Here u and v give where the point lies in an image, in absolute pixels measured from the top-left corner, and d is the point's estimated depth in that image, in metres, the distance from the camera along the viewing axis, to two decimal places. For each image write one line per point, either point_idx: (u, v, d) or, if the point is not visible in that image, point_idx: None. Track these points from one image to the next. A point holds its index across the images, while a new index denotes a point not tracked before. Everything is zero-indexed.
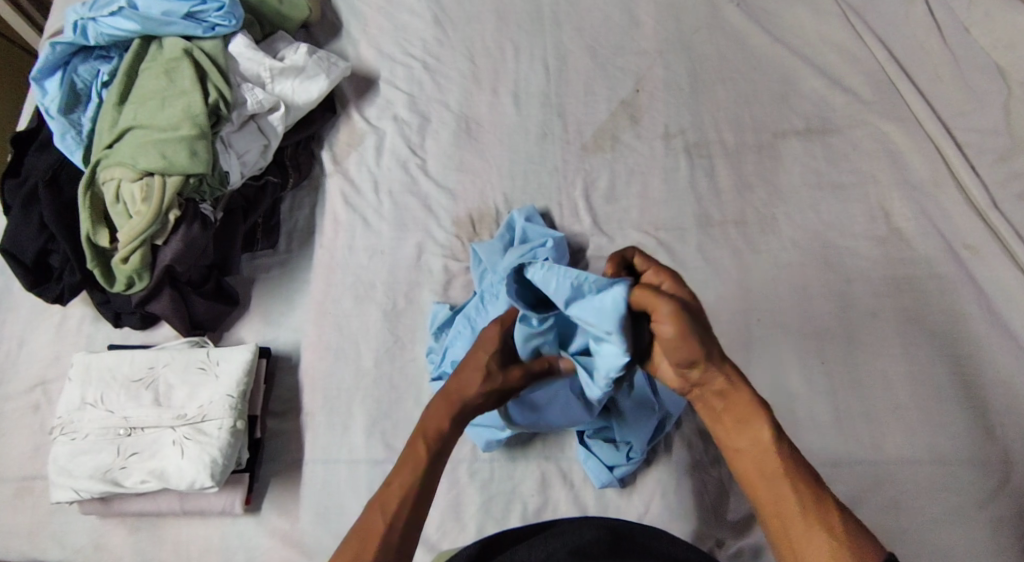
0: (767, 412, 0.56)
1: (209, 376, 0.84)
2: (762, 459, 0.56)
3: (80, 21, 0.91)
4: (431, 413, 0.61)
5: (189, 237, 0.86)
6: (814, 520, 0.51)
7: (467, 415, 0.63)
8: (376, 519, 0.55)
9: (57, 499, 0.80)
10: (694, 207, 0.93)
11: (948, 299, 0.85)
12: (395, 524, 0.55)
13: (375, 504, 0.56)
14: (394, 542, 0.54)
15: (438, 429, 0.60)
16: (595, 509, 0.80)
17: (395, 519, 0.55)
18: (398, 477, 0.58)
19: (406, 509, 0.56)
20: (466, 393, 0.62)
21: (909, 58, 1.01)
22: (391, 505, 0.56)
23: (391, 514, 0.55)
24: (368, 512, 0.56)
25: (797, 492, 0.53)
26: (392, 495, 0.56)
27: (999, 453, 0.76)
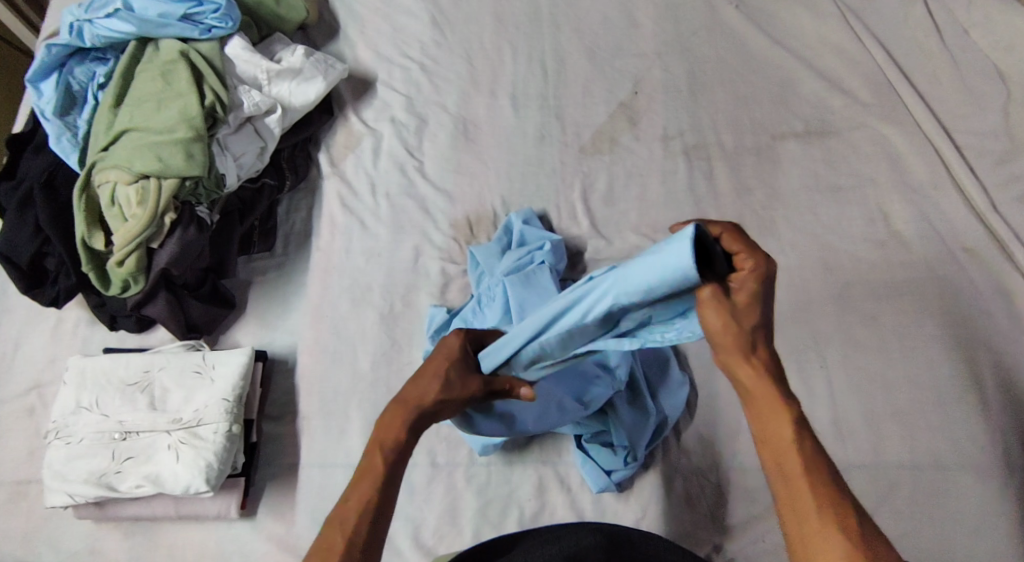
0: (795, 406, 0.53)
1: (204, 379, 0.84)
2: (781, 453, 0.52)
3: (76, 23, 0.91)
4: (385, 424, 0.58)
5: (185, 240, 0.85)
6: (832, 524, 0.48)
7: (424, 423, 0.59)
8: (334, 538, 0.52)
9: (51, 503, 0.79)
10: (692, 209, 0.93)
11: (947, 303, 0.84)
12: (351, 547, 0.52)
13: (332, 524, 0.53)
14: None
15: (394, 439, 0.57)
16: (592, 514, 0.79)
17: (353, 539, 0.52)
18: (355, 495, 0.55)
19: (364, 526, 0.53)
20: (424, 398, 0.58)
21: (908, 60, 1.01)
22: (348, 523, 0.53)
23: (349, 531, 0.52)
24: (325, 534, 0.53)
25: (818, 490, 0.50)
26: (349, 514, 0.54)
27: (999, 457, 0.76)
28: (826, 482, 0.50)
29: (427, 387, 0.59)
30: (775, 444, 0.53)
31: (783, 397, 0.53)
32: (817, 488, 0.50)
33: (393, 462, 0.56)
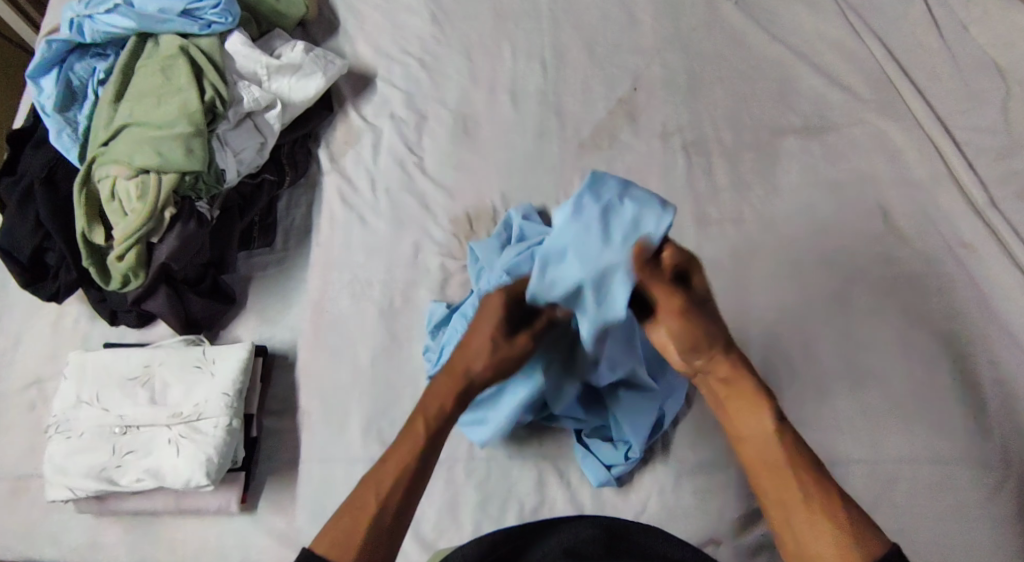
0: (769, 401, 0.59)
1: (204, 374, 0.84)
2: (762, 445, 0.58)
3: (75, 18, 0.91)
4: (433, 390, 0.62)
5: (185, 235, 0.85)
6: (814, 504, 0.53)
7: (470, 390, 0.64)
8: (369, 497, 0.55)
9: (52, 497, 0.80)
10: (691, 205, 0.93)
11: (945, 299, 0.84)
12: (385, 508, 0.55)
13: (367, 482, 0.57)
14: (384, 525, 0.54)
15: (437, 408, 0.61)
16: (592, 508, 0.79)
17: (388, 504, 0.55)
18: (393, 459, 0.58)
19: (398, 493, 0.56)
20: (469, 365, 0.63)
21: (907, 56, 1.01)
22: (384, 487, 0.56)
23: (381, 500, 0.55)
24: (358, 494, 0.56)
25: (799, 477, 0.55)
26: (386, 476, 0.57)
27: (997, 451, 0.76)
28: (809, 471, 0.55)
29: (473, 360, 0.63)
30: (756, 439, 0.58)
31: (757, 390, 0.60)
32: (798, 475, 0.55)
33: (436, 432, 0.60)
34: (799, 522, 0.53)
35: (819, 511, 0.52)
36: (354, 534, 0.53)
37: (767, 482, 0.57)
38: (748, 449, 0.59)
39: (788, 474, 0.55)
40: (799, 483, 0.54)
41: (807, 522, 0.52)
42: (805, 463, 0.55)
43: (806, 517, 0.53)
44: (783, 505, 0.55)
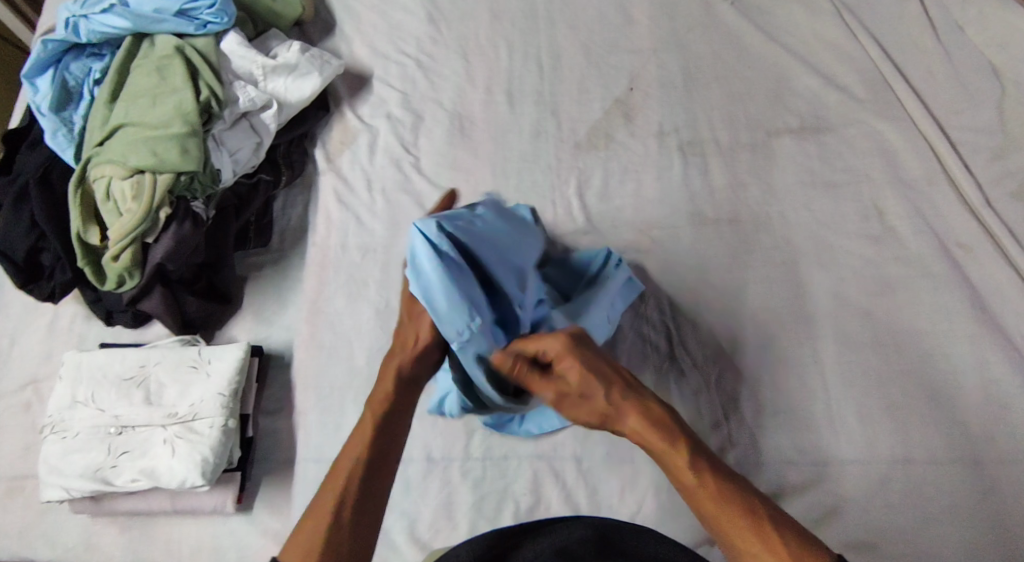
0: (679, 444, 0.58)
1: (199, 374, 0.84)
2: (689, 489, 0.57)
3: (71, 18, 0.91)
4: (379, 380, 0.66)
5: (180, 235, 0.85)
6: (754, 538, 0.53)
7: (412, 376, 0.66)
8: (325, 501, 0.57)
9: (47, 498, 0.80)
10: (688, 206, 0.93)
11: (941, 299, 0.84)
12: (341, 504, 0.57)
13: (325, 484, 0.59)
14: (345, 523, 0.56)
15: (383, 396, 0.64)
16: (587, 508, 0.79)
17: (346, 501, 0.57)
18: (345, 458, 0.60)
19: (354, 496, 0.58)
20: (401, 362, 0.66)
21: (902, 56, 1.01)
22: (341, 484, 0.58)
23: (337, 496, 0.57)
24: (318, 499, 0.58)
25: (733, 518, 0.54)
26: (340, 475, 0.59)
27: (992, 450, 0.76)
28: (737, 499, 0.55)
29: (417, 326, 0.67)
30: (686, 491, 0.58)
31: (662, 443, 0.59)
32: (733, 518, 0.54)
33: (384, 423, 0.63)
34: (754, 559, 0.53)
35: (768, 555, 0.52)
36: (313, 537, 0.55)
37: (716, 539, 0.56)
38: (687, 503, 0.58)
39: (724, 517, 0.55)
40: (738, 526, 0.54)
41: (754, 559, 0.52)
42: (742, 502, 0.55)
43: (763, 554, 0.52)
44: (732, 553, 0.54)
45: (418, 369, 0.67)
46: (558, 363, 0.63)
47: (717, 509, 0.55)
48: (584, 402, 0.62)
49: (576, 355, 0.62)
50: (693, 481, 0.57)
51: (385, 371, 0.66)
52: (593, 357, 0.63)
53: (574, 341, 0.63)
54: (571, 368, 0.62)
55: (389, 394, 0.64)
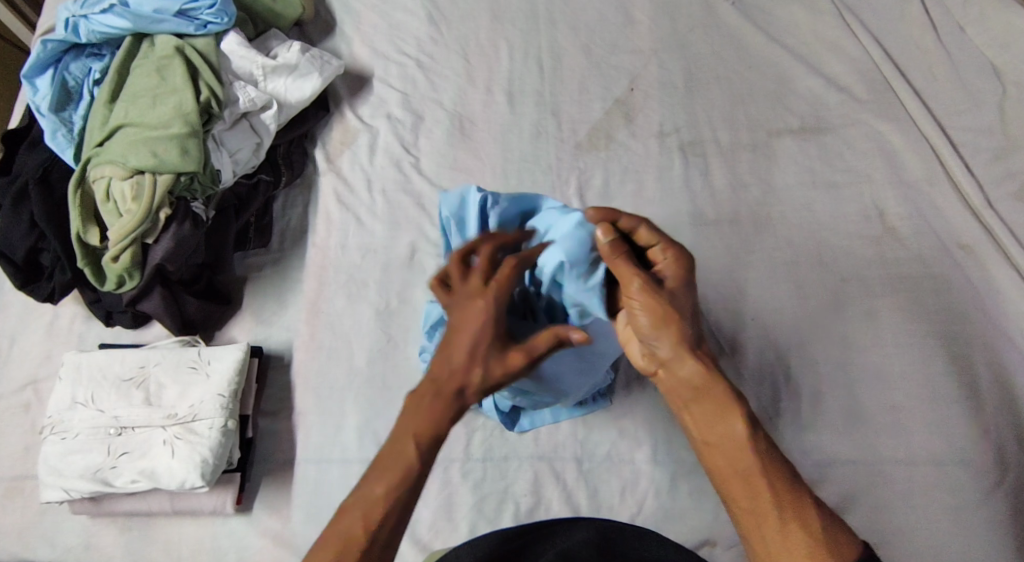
0: (741, 405, 0.60)
1: (199, 374, 0.83)
2: (738, 455, 0.59)
3: (71, 18, 0.91)
4: (420, 412, 0.55)
5: (180, 236, 0.85)
6: (791, 518, 0.56)
7: (463, 403, 0.56)
8: (355, 528, 0.53)
9: (47, 498, 0.80)
10: (689, 207, 0.93)
11: (941, 299, 0.84)
12: (375, 539, 0.53)
13: (354, 514, 0.53)
14: (370, 559, 0.53)
15: (430, 431, 0.55)
16: (587, 509, 0.79)
17: (375, 539, 0.53)
18: (379, 489, 0.53)
19: (390, 523, 0.53)
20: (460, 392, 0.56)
21: (904, 56, 1.01)
22: (373, 519, 0.53)
23: (365, 531, 0.53)
24: (343, 519, 0.53)
25: (774, 493, 0.57)
26: (372, 509, 0.53)
27: (993, 451, 0.76)
28: (782, 480, 0.58)
29: (478, 364, 0.56)
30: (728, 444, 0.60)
31: (727, 393, 0.60)
32: (774, 487, 0.57)
33: (424, 463, 0.55)
34: (775, 536, 0.56)
35: (796, 528, 0.56)
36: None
37: (739, 494, 0.59)
38: (717, 457, 0.61)
39: (765, 490, 0.58)
40: (777, 502, 0.57)
41: (782, 537, 0.56)
42: (787, 479, 0.58)
43: (784, 535, 0.56)
44: (755, 512, 0.58)
45: (470, 399, 0.57)
46: (670, 269, 0.63)
47: (759, 474, 0.58)
48: (673, 311, 0.61)
49: (683, 280, 0.63)
50: (744, 444, 0.59)
51: (432, 403, 0.55)
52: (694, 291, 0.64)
53: (684, 271, 0.63)
54: (677, 275, 0.63)
55: (441, 425, 0.55)
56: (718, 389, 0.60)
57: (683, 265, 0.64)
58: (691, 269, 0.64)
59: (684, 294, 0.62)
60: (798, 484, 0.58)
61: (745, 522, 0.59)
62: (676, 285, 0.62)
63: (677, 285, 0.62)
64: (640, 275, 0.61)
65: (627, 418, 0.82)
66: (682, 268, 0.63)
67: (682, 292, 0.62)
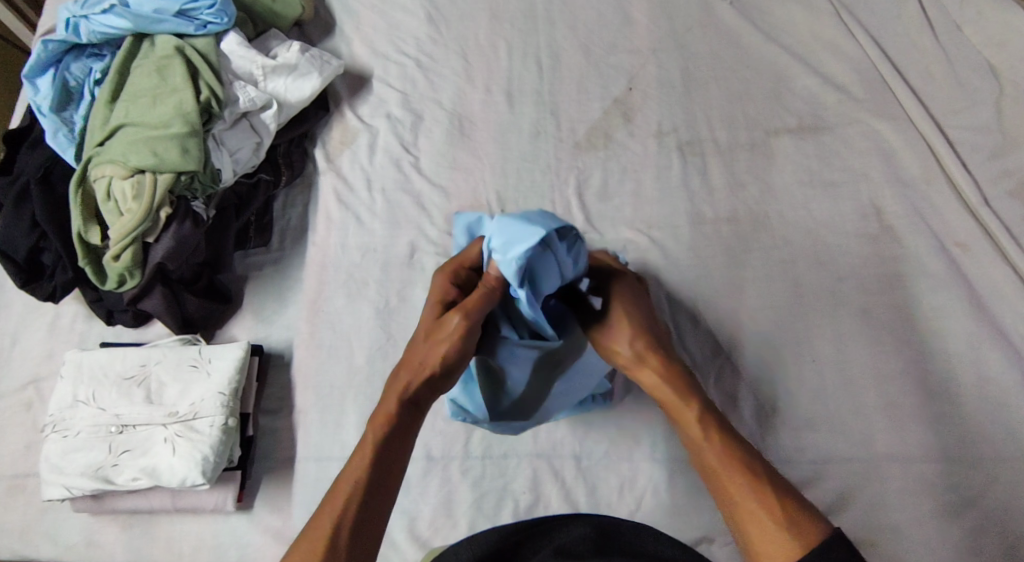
0: (694, 402, 0.63)
1: (199, 372, 0.84)
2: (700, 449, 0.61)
3: (72, 19, 0.91)
4: (383, 400, 0.65)
5: (181, 235, 0.86)
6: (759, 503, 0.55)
7: (419, 394, 0.65)
8: (325, 521, 0.56)
9: (48, 496, 0.80)
10: (687, 206, 0.93)
11: (937, 297, 0.85)
12: (340, 529, 0.55)
13: (326, 502, 0.57)
14: (342, 549, 0.54)
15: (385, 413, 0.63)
16: (586, 507, 0.80)
17: (342, 524, 0.56)
18: (345, 479, 0.59)
19: (354, 510, 0.57)
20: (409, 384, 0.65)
21: (901, 56, 1.01)
22: (338, 497, 0.57)
23: (333, 522, 0.56)
24: (319, 512, 0.57)
25: (737, 479, 0.57)
26: (337, 496, 0.57)
27: (989, 448, 0.76)
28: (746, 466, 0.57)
29: (426, 351, 0.66)
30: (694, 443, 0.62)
31: (682, 395, 0.64)
32: (735, 475, 0.57)
33: (382, 447, 0.61)
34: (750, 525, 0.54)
35: (763, 512, 0.54)
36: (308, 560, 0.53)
37: (715, 492, 0.59)
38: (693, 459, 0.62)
39: (730, 479, 0.57)
40: (745, 487, 0.56)
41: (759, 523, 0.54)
42: (746, 467, 0.57)
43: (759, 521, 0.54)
44: (727, 507, 0.56)
45: (424, 393, 0.65)
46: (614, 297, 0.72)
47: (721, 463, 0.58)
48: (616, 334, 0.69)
49: (625, 303, 0.71)
50: (703, 439, 0.61)
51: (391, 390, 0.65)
52: (642, 310, 0.71)
53: (627, 295, 0.72)
54: (621, 301, 0.71)
55: (395, 411, 0.63)
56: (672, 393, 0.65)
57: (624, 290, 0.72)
58: (628, 293, 0.72)
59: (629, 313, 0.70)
60: (766, 475, 0.57)
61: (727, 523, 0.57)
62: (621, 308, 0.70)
63: (620, 308, 0.70)
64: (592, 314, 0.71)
65: (625, 417, 0.83)
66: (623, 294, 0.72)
67: (627, 314, 0.70)
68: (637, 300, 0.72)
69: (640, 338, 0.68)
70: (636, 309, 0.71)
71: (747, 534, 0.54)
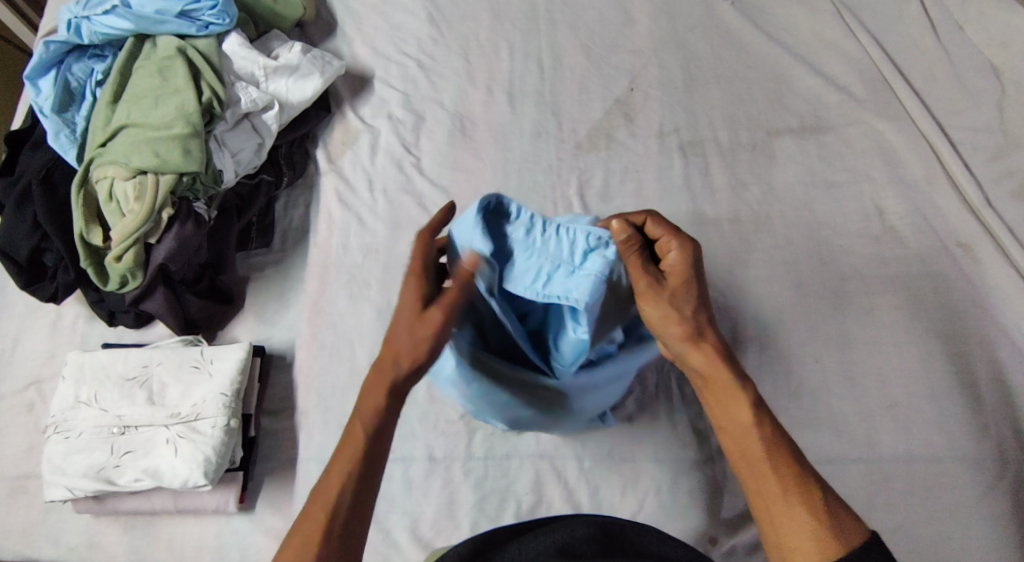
0: (750, 388, 0.59)
1: (201, 373, 0.84)
2: (741, 434, 0.58)
3: (73, 20, 0.91)
4: (366, 392, 0.62)
5: (182, 236, 0.86)
6: (796, 500, 0.54)
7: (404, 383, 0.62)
8: (318, 512, 0.56)
9: (51, 497, 0.80)
10: (689, 206, 0.93)
11: (940, 297, 0.85)
12: (335, 517, 0.56)
13: (317, 493, 0.58)
14: (336, 537, 0.56)
15: (373, 404, 0.61)
16: (589, 508, 0.79)
17: (335, 516, 0.56)
18: (337, 470, 0.58)
19: (348, 501, 0.57)
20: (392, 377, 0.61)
21: (902, 56, 1.01)
22: (331, 491, 0.57)
23: (328, 512, 0.56)
24: (312, 502, 0.57)
25: (779, 472, 0.55)
26: (330, 487, 0.58)
27: (992, 448, 0.76)
28: (787, 460, 0.56)
29: (410, 343, 0.61)
30: (737, 429, 0.59)
31: (736, 378, 0.60)
32: (778, 468, 0.55)
33: (372, 437, 0.60)
34: (782, 515, 0.54)
35: (802, 508, 0.53)
36: (304, 547, 0.55)
37: (747, 477, 0.57)
38: (728, 441, 0.60)
39: (770, 470, 0.56)
40: (784, 481, 0.55)
41: (790, 515, 0.53)
42: (793, 464, 0.55)
43: (792, 515, 0.53)
44: (760, 493, 0.56)
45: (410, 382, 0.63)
46: (672, 270, 0.64)
47: (765, 454, 0.56)
48: (674, 310, 0.62)
49: (687, 278, 0.63)
50: (753, 426, 0.58)
51: (375, 381, 0.62)
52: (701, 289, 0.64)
53: (688, 269, 0.64)
54: (682, 274, 0.64)
55: (382, 402, 0.61)
56: (726, 374, 0.60)
57: (682, 266, 0.64)
58: (693, 269, 0.64)
59: (689, 290, 0.63)
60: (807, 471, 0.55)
61: (753, 511, 0.56)
62: (680, 284, 0.63)
63: (678, 284, 0.63)
64: (642, 278, 0.63)
65: (627, 417, 0.83)
66: (683, 266, 0.64)
67: (686, 292, 0.63)
68: (699, 276, 0.65)
69: (700, 318, 0.63)
70: (696, 286, 0.64)
71: (780, 524, 0.54)
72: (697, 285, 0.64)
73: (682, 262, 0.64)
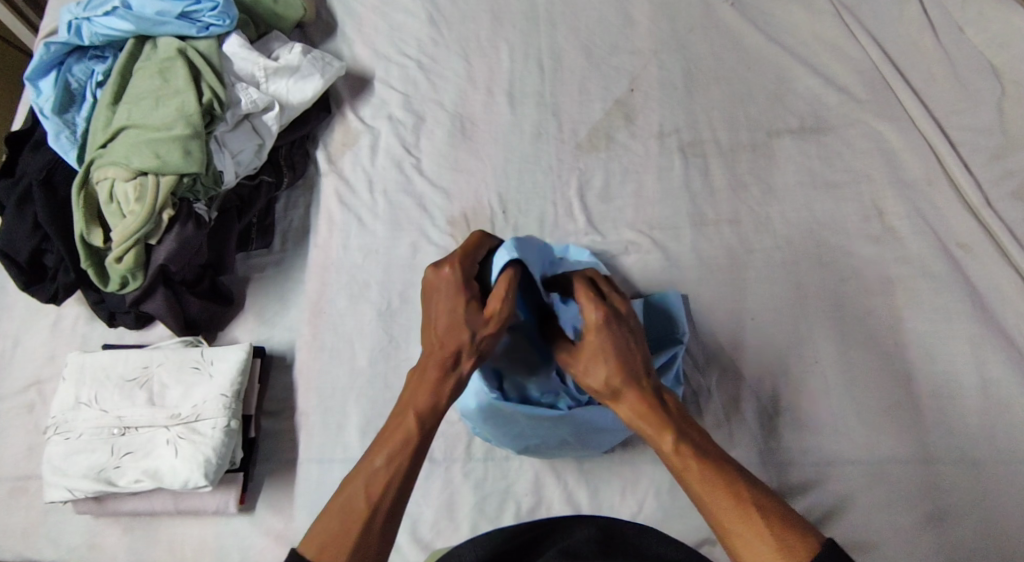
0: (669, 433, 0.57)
1: (202, 374, 0.84)
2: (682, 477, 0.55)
3: (74, 21, 0.92)
4: (416, 389, 0.59)
5: (183, 236, 0.86)
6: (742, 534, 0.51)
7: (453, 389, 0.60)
8: (358, 501, 0.53)
9: (51, 498, 0.80)
10: (689, 207, 0.93)
11: (940, 298, 0.85)
12: (376, 510, 0.53)
13: (353, 479, 0.55)
14: (375, 533, 0.52)
15: (429, 401, 0.59)
16: (589, 509, 0.79)
17: (377, 507, 0.53)
18: (382, 457, 0.56)
19: (392, 494, 0.54)
20: (447, 385, 0.59)
21: (903, 57, 1.01)
22: (374, 488, 0.54)
23: (370, 502, 0.53)
24: (347, 489, 0.54)
25: (721, 509, 0.52)
26: (372, 477, 0.54)
27: (992, 450, 0.76)
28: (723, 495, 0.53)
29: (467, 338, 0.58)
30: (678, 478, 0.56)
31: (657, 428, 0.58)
32: (716, 507, 0.52)
33: (423, 431, 0.57)
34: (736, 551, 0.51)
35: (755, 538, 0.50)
36: (339, 535, 0.51)
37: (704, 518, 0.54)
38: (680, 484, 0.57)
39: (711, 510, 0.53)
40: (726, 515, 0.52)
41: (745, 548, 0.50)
42: (732, 496, 0.52)
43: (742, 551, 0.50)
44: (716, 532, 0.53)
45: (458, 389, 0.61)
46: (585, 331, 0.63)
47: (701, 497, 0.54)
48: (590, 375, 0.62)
49: (595, 339, 0.61)
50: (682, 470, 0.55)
51: (424, 377, 0.59)
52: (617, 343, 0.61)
53: (601, 330, 0.61)
54: (592, 336, 0.62)
55: (439, 397, 0.59)
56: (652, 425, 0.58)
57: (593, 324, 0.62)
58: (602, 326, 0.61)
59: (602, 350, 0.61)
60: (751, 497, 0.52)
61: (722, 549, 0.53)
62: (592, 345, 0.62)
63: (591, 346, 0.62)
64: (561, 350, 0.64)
65: None
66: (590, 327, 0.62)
67: (597, 352, 0.61)
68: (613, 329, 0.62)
69: (615, 373, 0.60)
70: (610, 338, 0.61)
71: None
72: (609, 342, 0.61)
73: (592, 321, 0.62)
